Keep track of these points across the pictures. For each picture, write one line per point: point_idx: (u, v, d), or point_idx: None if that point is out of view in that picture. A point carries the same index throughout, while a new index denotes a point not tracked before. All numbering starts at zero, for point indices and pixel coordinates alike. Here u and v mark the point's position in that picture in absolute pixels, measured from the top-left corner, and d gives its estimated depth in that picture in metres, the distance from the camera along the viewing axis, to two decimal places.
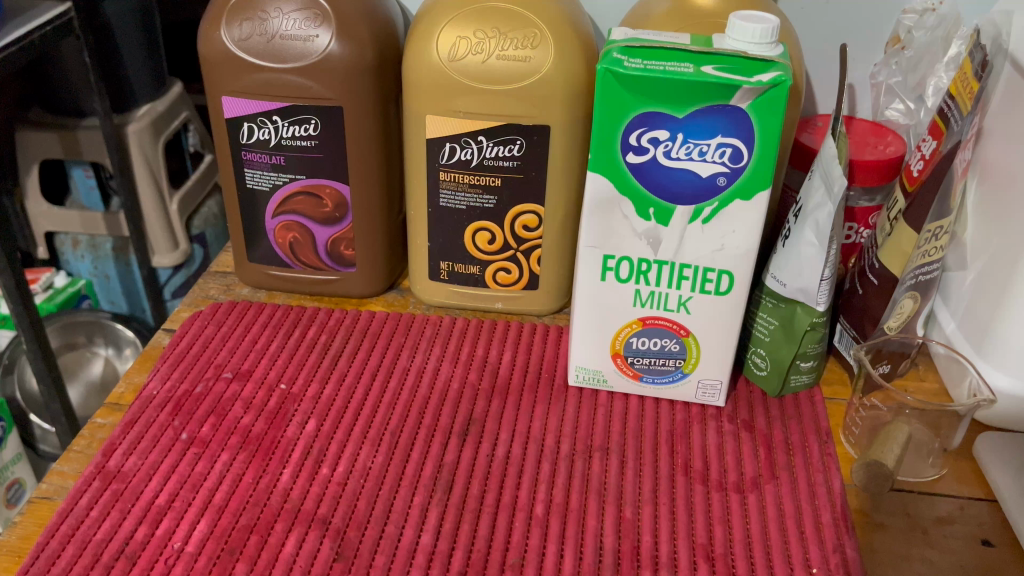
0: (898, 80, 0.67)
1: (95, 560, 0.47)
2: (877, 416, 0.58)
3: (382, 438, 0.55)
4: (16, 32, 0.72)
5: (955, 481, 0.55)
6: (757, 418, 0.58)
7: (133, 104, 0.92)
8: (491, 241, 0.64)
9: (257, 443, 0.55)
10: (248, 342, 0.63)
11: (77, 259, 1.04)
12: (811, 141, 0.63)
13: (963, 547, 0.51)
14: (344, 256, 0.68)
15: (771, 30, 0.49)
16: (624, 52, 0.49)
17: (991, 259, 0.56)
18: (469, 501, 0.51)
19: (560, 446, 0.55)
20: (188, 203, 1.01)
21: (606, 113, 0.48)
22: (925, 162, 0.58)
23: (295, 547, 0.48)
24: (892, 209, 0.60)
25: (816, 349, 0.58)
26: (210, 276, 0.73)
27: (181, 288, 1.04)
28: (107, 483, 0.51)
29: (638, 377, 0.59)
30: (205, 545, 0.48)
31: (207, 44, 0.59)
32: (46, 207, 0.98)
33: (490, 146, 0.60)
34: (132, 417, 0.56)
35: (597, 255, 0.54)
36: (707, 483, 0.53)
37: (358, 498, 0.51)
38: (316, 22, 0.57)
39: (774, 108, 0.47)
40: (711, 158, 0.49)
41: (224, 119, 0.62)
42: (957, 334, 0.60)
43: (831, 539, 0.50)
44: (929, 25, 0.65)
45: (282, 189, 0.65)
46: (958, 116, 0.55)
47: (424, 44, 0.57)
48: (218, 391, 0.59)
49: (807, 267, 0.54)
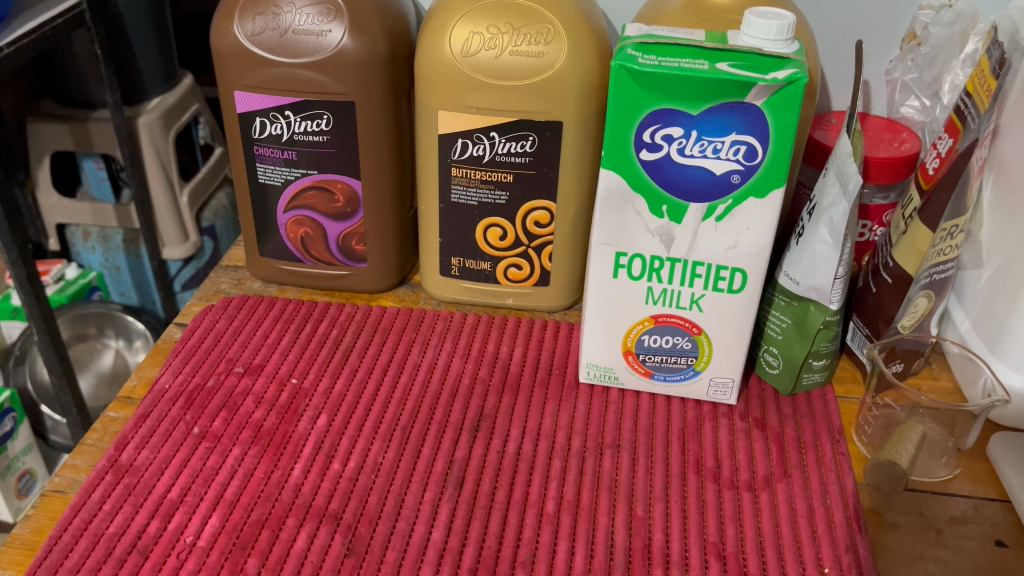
0: (913, 76, 0.67)
1: (106, 554, 0.47)
2: (891, 415, 0.57)
3: (393, 434, 0.55)
4: (28, 24, 0.72)
5: (968, 482, 0.55)
6: (769, 416, 0.58)
7: (145, 96, 0.92)
8: (502, 237, 0.64)
9: (269, 437, 0.55)
10: (260, 336, 0.63)
11: (88, 250, 1.04)
12: (825, 138, 0.62)
13: (976, 548, 0.50)
14: (355, 251, 0.67)
15: (787, 26, 0.48)
16: (638, 49, 0.48)
17: (1006, 259, 0.56)
18: (480, 497, 0.51)
19: (570, 443, 0.55)
20: (198, 196, 1.01)
21: (621, 109, 0.48)
22: (941, 160, 0.57)
23: (307, 543, 0.48)
24: (907, 206, 0.59)
25: (828, 348, 0.58)
26: (221, 270, 0.73)
27: (191, 281, 1.05)
28: (119, 477, 0.52)
29: (650, 374, 0.59)
30: (217, 539, 0.48)
31: (219, 38, 0.59)
32: (58, 199, 0.98)
33: (502, 142, 0.59)
34: (145, 410, 0.56)
35: (609, 252, 0.54)
36: (718, 481, 0.53)
37: (369, 493, 0.51)
38: (329, 17, 0.57)
39: (789, 106, 0.46)
40: (726, 156, 0.48)
41: (236, 113, 0.62)
42: (971, 334, 0.60)
43: (844, 539, 0.49)
44: (946, 21, 0.64)
45: (293, 184, 0.65)
46: (975, 114, 0.55)
47: (436, 40, 0.57)
48: (230, 385, 0.59)
49: (821, 265, 0.54)
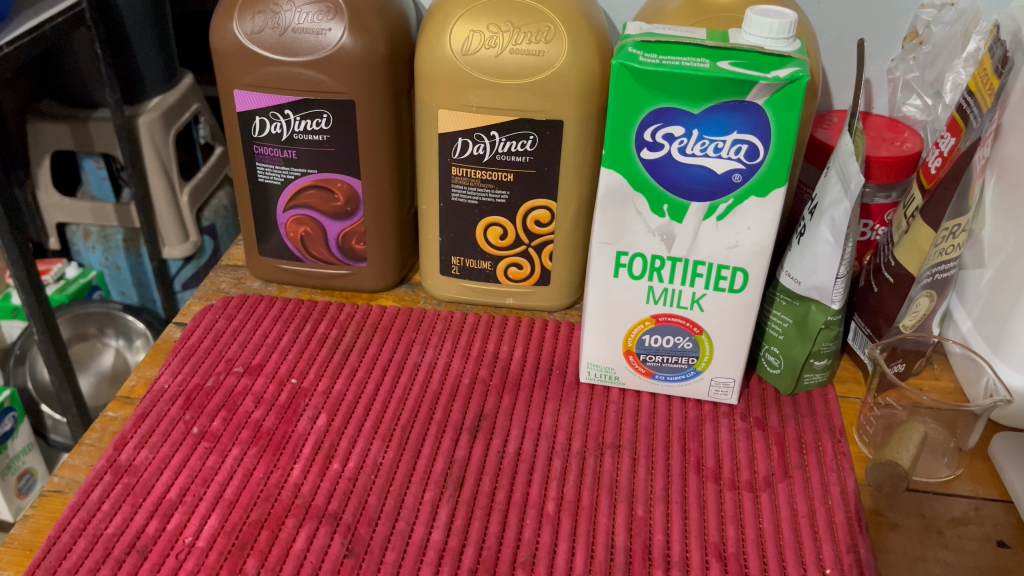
0: (915, 76, 0.66)
1: (105, 554, 0.47)
2: (893, 415, 0.58)
3: (393, 434, 0.55)
4: (28, 23, 0.72)
5: (970, 482, 0.54)
6: (770, 416, 0.58)
7: (145, 95, 0.92)
8: (502, 237, 0.64)
9: (269, 437, 0.55)
10: (259, 336, 0.63)
11: (88, 250, 1.04)
12: (827, 137, 0.62)
13: (978, 548, 0.50)
14: (355, 250, 0.67)
15: (789, 25, 0.48)
16: (638, 47, 0.48)
17: (1008, 258, 0.56)
18: (480, 497, 0.51)
19: (571, 443, 0.55)
20: (198, 195, 1.01)
21: (621, 107, 0.48)
22: (943, 159, 0.57)
23: (306, 543, 0.48)
24: (908, 206, 0.59)
25: (829, 348, 0.58)
26: (220, 269, 0.73)
27: (191, 280, 1.05)
28: (118, 477, 0.51)
29: (650, 374, 0.59)
30: (216, 540, 0.48)
31: (219, 37, 0.58)
32: (58, 198, 0.98)
33: (502, 142, 0.59)
34: (144, 410, 0.56)
35: (609, 251, 0.54)
36: (719, 481, 0.53)
37: (368, 493, 0.51)
38: (328, 16, 0.57)
39: (790, 104, 0.46)
40: (727, 155, 0.48)
41: (236, 112, 0.62)
42: (973, 333, 0.60)
43: (845, 539, 0.49)
44: (947, 20, 0.63)
45: (293, 183, 0.65)
46: (978, 113, 0.55)
47: (436, 39, 0.57)
48: (229, 384, 0.59)
49: (822, 265, 0.54)
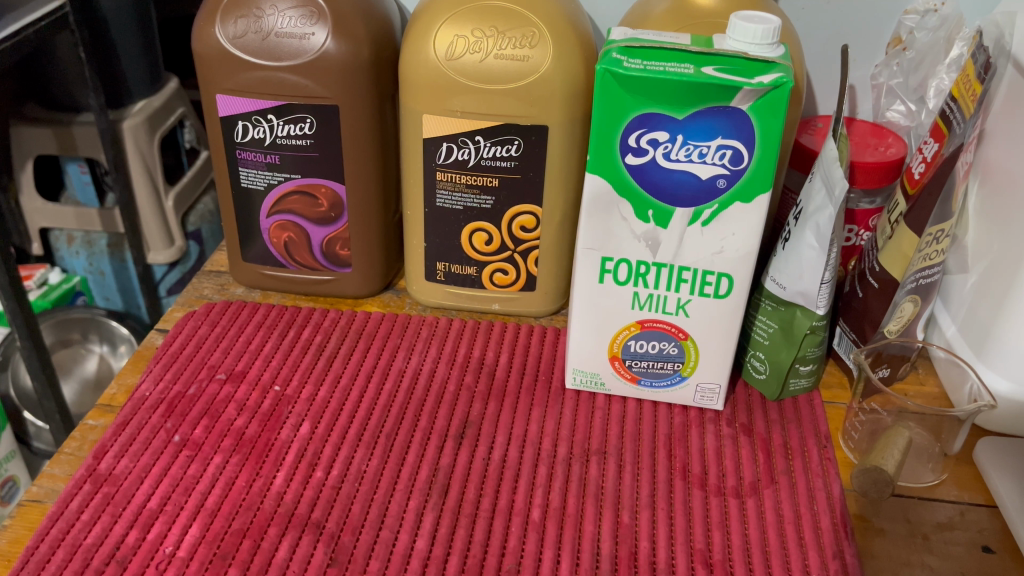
0: (899, 81, 0.66)
1: (85, 564, 0.46)
2: (878, 420, 0.58)
3: (378, 440, 0.55)
4: (13, 25, 0.71)
5: (955, 487, 0.55)
6: (756, 422, 0.58)
7: (129, 99, 0.91)
8: (488, 242, 0.64)
9: (251, 445, 0.54)
10: (242, 343, 0.63)
11: (72, 254, 1.04)
12: (811, 142, 0.62)
13: (964, 553, 0.50)
14: (339, 257, 0.67)
15: (772, 31, 0.48)
16: (623, 52, 0.48)
17: (992, 262, 0.56)
18: (465, 505, 0.50)
19: (557, 450, 0.55)
20: (183, 200, 1.00)
21: (606, 112, 0.48)
22: (926, 164, 0.57)
23: (289, 552, 0.47)
24: (893, 211, 0.60)
25: (815, 353, 0.58)
26: (204, 275, 0.72)
27: (176, 285, 1.04)
28: (98, 486, 0.51)
29: (636, 380, 0.58)
30: (197, 550, 0.47)
31: (201, 40, 0.58)
32: (40, 203, 0.97)
33: (487, 147, 0.59)
34: (125, 418, 0.56)
35: (595, 257, 0.53)
36: (705, 488, 0.53)
37: (352, 501, 0.50)
38: (312, 20, 0.57)
39: (774, 110, 0.46)
40: (711, 160, 0.48)
41: (219, 117, 0.61)
42: (957, 338, 0.60)
43: (831, 545, 0.49)
44: (931, 26, 0.64)
45: (276, 188, 0.64)
46: (960, 119, 0.55)
47: (421, 43, 0.56)
48: (212, 392, 0.58)
49: (807, 270, 0.54)
